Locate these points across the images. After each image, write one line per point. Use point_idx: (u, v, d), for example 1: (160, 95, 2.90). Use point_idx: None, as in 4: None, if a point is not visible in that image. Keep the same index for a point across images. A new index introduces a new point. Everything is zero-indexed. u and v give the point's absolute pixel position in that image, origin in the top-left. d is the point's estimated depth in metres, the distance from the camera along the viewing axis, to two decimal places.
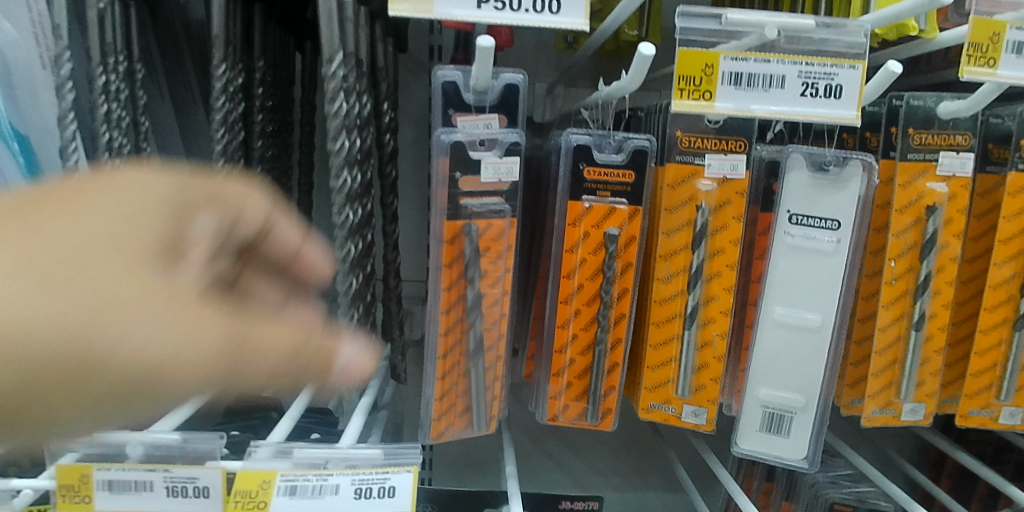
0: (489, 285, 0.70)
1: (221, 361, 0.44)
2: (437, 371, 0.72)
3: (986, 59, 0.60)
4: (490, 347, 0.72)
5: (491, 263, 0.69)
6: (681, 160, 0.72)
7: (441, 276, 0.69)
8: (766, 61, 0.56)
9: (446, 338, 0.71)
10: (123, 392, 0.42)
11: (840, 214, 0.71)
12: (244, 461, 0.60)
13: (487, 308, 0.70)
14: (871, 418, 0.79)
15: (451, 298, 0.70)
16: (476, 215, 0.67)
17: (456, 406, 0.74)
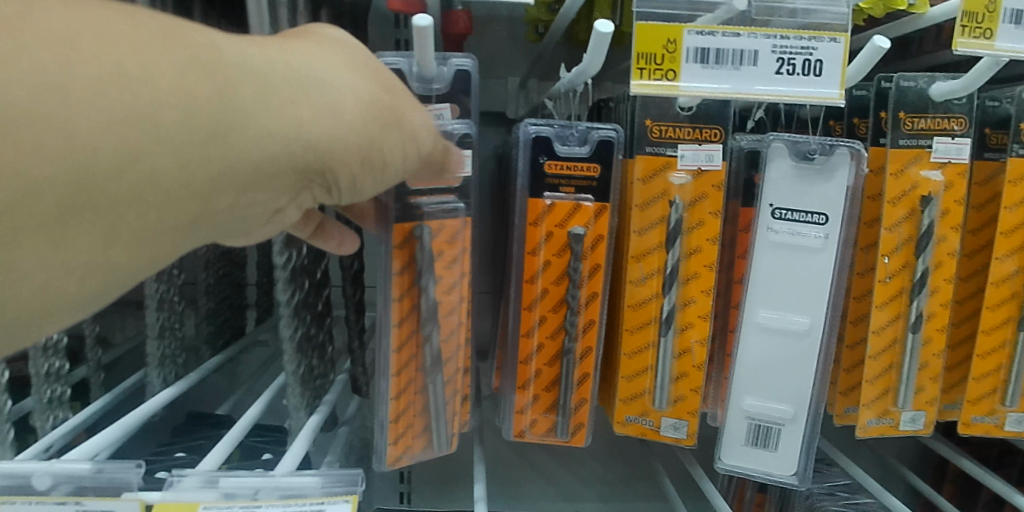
0: (445, 293, 0.64)
1: (424, 158, 0.49)
2: (391, 390, 0.65)
3: (983, 30, 0.54)
4: (450, 361, 0.66)
5: (445, 269, 0.63)
6: (651, 151, 0.65)
7: (394, 283, 0.62)
8: (737, 35, 0.50)
9: (400, 353, 0.65)
10: (369, 159, 0.44)
11: (827, 207, 0.65)
12: (165, 491, 0.54)
13: (444, 317, 0.64)
14: (867, 428, 0.72)
15: (402, 308, 0.63)
16: (430, 216, 0.61)
17: (413, 425, 0.67)
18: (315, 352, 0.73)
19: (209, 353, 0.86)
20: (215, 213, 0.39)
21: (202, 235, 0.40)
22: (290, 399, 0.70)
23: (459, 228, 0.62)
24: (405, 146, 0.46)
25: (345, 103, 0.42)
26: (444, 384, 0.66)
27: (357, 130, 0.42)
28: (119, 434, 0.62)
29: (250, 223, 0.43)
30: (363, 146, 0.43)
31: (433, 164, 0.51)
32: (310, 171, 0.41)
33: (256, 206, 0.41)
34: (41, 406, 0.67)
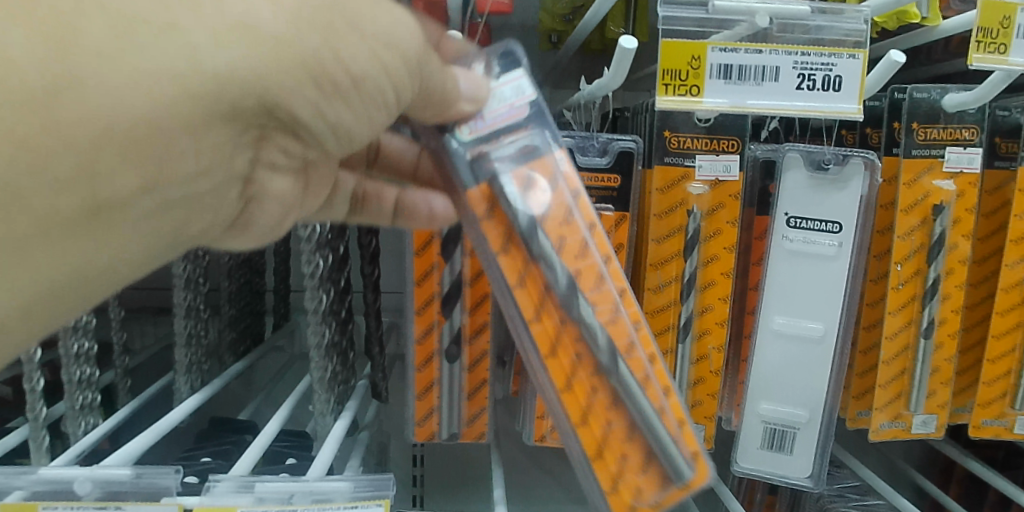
0: (569, 263, 0.44)
1: (420, 84, 0.42)
2: (571, 421, 0.44)
3: (998, 45, 0.56)
4: (629, 365, 0.44)
5: (555, 229, 0.44)
6: (670, 162, 0.67)
7: (502, 263, 0.44)
8: (760, 52, 0.52)
9: (553, 368, 0.44)
10: (317, 72, 0.39)
11: (841, 215, 0.67)
12: (203, 497, 0.56)
13: (597, 293, 0.44)
14: (881, 431, 0.74)
15: (528, 300, 0.44)
16: (510, 162, 0.44)
17: (661, 477, 0.43)
18: (339, 358, 0.75)
19: (232, 359, 0.87)
20: (141, 194, 0.38)
21: (160, 217, 0.41)
22: (317, 405, 0.71)
23: (552, 161, 0.45)
24: (369, 49, 0.40)
25: (263, 15, 0.36)
26: (647, 398, 0.43)
27: (289, 44, 0.37)
28: (154, 439, 0.64)
29: (223, 197, 0.44)
30: (303, 72, 0.38)
31: (432, 97, 0.43)
32: (244, 114, 0.38)
33: (200, 176, 0.40)
34: (73, 411, 0.69)
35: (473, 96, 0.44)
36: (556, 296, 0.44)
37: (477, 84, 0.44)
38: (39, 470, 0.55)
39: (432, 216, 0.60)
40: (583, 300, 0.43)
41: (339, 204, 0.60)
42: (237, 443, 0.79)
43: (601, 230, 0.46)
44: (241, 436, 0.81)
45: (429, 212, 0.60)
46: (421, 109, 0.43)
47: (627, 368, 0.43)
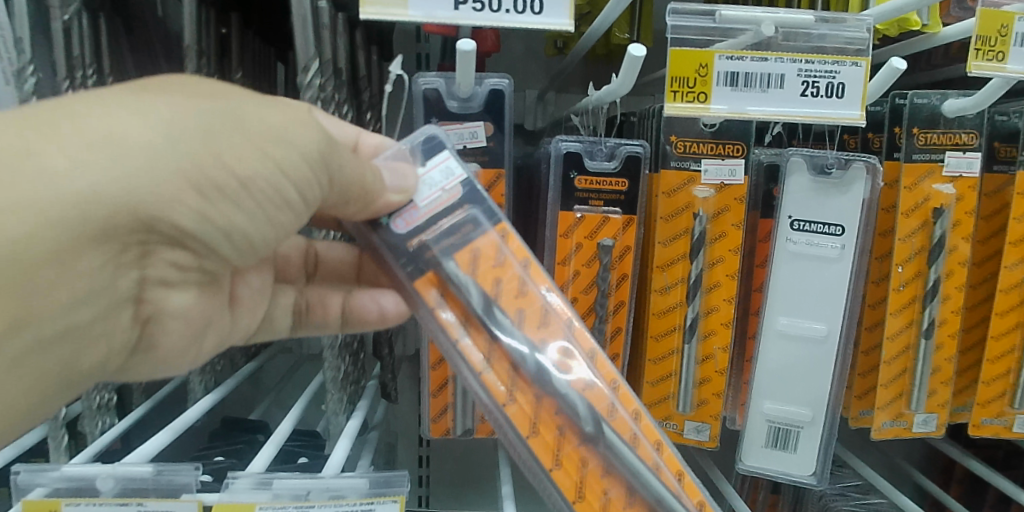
0: (532, 334, 0.49)
1: (338, 182, 0.45)
2: (567, 494, 0.48)
3: (996, 52, 0.57)
4: (610, 423, 0.49)
5: (513, 306, 0.49)
6: (676, 167, 0.68)
7: (466, 351, 0.49)
8: (765, 60, 0.53)
9: (537, 446, 0.48)
10: (200, 176, 0.40)
11: (844, 218, 0.68)
12: (223, 493, 0.57)
13: (562, 361, 0.49)
14: (883, 430, 0.75)
15: (498, 384, 0.48)
16: (451, 249, 0.50)
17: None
18: (351, 358, 0.77)
19: (243, 359, 0.89)
20: (12, 333, 0.38)
21: (45, 354, 0.41)
22: (330, 404, 0.72)
23: (498, 239, 0.50)
24: (256, 148, 0.41)
25: (130, 133, 0.38)
26: (632, 450, 0.49)
27: (166, 156, 0.39)
28: (172, 438, 0.66)
29: (115, 322, 0.44)
30: (196, 177, 0.39)
31: (353, 191, 0.46)
32: (119, 234, 0.39)
33: (78, 307, 0.41)
34: (90, 410, 0.70)
35: (400, 187, 0.49)
36: (526, 373, 0.48)
37: (402, 175, 0.49)
38: (62, 466, 0.57)
39: (384, 316, 0.61)
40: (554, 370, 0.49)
41: (281, 317, 0.61)
42: (250, 443, 0.80)
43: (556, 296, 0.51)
44: (253, 435, 0.82)
45: (379, 313, 0.60)
46: (348, 203, 0.47)
47: (609, 425, 0.48)
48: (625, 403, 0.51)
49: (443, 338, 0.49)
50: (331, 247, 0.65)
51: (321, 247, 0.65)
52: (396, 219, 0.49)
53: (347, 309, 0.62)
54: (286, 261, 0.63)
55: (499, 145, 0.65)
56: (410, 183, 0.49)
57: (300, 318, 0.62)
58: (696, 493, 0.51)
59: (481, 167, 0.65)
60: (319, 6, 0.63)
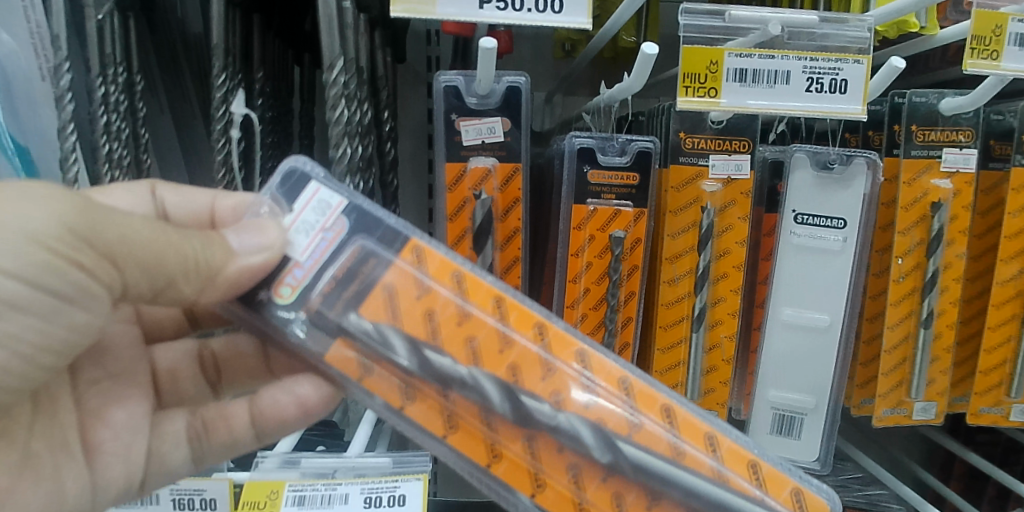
0: (492, 367, 0.49)
1: (139, 262, 0.44)
2: None
3: (991, 52, 0.60)
4: (625, 439, 0.49)
5: (460, 343, 0.50)
6: (685, 162, 0.71)
7: (426, 420, 0.49)
8: (772, 57, 0.56)
9: (546, 502, 0.49)
10: None
11: (845, 212, 0.71)
12: (252, 473, 0.59)
13: (541, 387, 0.49)
14: (883, 418, 0.78)
15: (478, 446, 0.49)
16: (354, 303, 0.49)
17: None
18: None
19: None
20: None
21: None
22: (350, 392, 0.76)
23: (416, 267, 0.51)
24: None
25: None
26: (665, 459, 0.48)
27: None
28: None
29: None
30: None
31: (169, 267, 0.45)
32: None
33: None
34: None
35: (257, 246, 0.47)
36: (501, 420, 0.49)
37: (263, 233, 0.48)
38: None
39: (304, 406, 0.55)
40: (528, 398, 0.49)
41: (171, 448, 0.56)
42: None
43: (507, 315, 0.51)
44: None
45: (298, 403, 0.55)
46: (179, 280, 0.46)
47: (624, 441, 0.48)
48: (640, 408, 0.50)
49: (397, 415, 0.49)
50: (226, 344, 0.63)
51: (215, 346, 0.62)
52: (278, 286, 0.49)
53: (253, 412, 0.57)
54: (176, 375, 0.61)
55: (516, 140, 0.68)
56: (277, 238, 0.48)
57: (199, 437, 0.57)
58: (785, 488, 0.50)
59: (498, 161, 0.68)
60: (343, 6, 0.66)
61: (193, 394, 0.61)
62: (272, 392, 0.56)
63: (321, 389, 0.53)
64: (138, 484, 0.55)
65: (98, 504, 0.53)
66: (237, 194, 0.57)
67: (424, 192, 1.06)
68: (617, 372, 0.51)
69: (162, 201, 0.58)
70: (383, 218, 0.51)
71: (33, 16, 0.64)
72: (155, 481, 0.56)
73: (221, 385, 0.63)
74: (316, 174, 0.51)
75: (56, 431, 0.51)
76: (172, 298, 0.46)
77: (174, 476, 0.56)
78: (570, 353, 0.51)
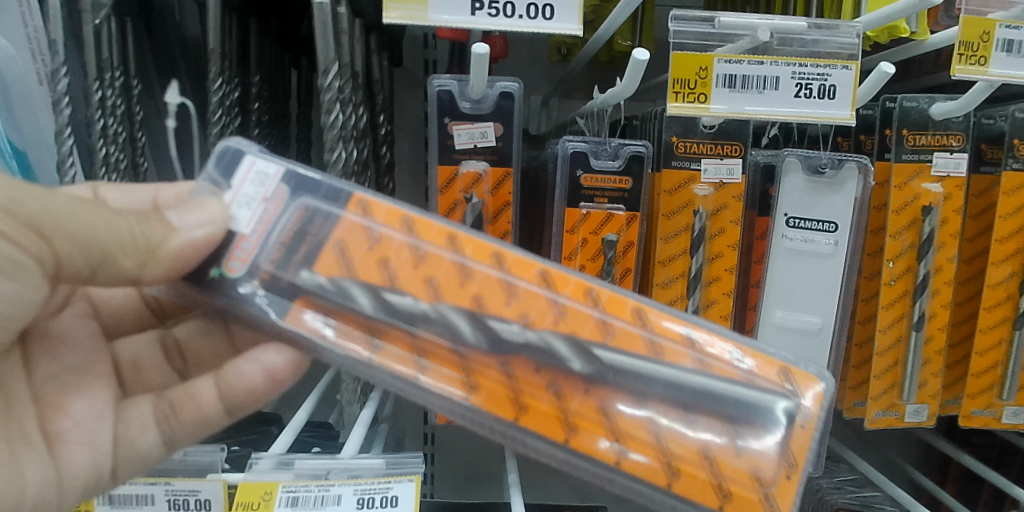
0: (456, 299, 0.48)
1: (70, 235, 0.44)
2: (607, 459, 0.46)
3: (978, 57, 0.61)
4: (601, 345, 0.47)
5: (418, 284, 0.48)
6: (677, 166, 0.72)
7: (395, 361, 0.47)
8: (761, 63, 0.57)
9: (532, 423, 0.46)
10: None
11: (836, 215, 0.72)
12: (246, 474, 0.60)
13: (512, 310, 0.48)
14: (875, 420, 0.78)
15: (453, 380, 0.47)
16: (308, 260, 0.48)
17: (741, 414, 0.46)
18: None
19: None
20: None
21: None
22: (345, 393, 0.76)
23: (363, 216, 0.50)
24: None
25: None
26: (647, 357, 0.47)
27: None
28: None
29: None
30: None
31: (103, 239, 0.44)
32: None
33: None
34: None
35: (198, 221, 0.47)
36: (474, 352, 0.47)
37: (205, 210, 0.47)
38: None
39: (272, 373, 0.54)
40: (495, 320, 0.47)
41: (139, 432, 0.55)
42: (264, 434, 0.81)
43: (461, 243, 0.49)
44: (267, 427, 0.82)
45: (266, 372, 0.54)
46: (115, 252, 0.45)
47: (601, 348, 0.47)
48: (613, 315, 0.48)
49: (365, 363, 0.47)
50: (189, 331, 0.62)
51: (179, 333, 0.62)
52: (229, 262, 0.48)
53: (219, 384, 0.55)
54: (139, 364, 0.60)
55: (509, 144, 0.69)
56: (218, 213, 0.47)
57: (167, 419, 0.56)
58: (775, 367, 0.48)
59: (490, 165, 0.69)
60: (338, 11, 0.67)
61: (159, 381, 0.60)
62: (235, 362, 0.55)
63: (285, 353, 0.53)
64: (108, 473, 0.54)
65: (66, 498, 0.51)
66: (182, 187, 0.56)
67: (420, 196, 1.07)
68: (582, 284, 0.49)
69: (105, 199, 0.57)
70: (320, 179, 0.50)
71: (30, 21, 0.65)
72: (127, 467, 0.55)
73: (189, 370, 0.62)
74: (249, 149, 0.51)
75: (13, 423, 0.50)
76: (114, 274, 0.46)
77: (146, 461, 0.55)
78: (533, 275, 0.49)
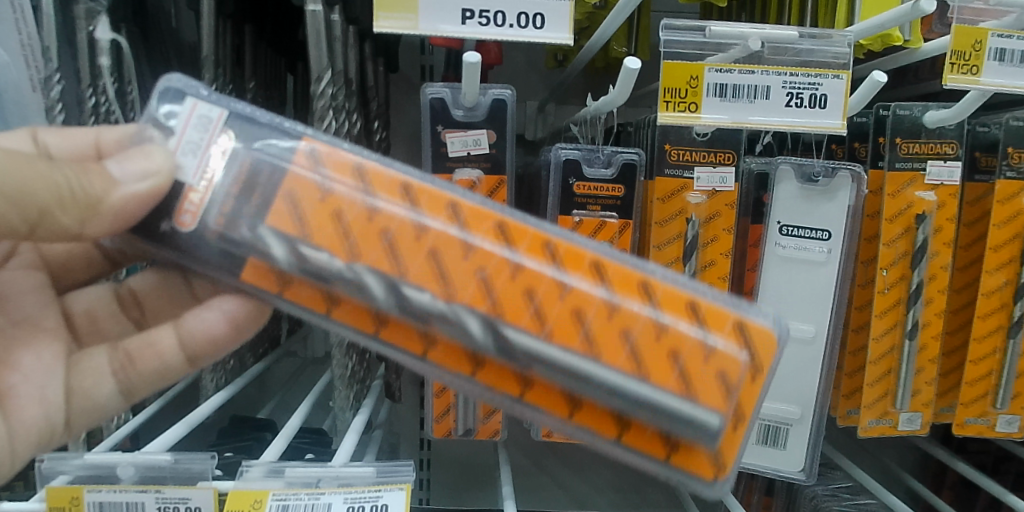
0: (410, 255, 0.47)
1: (6, 193, 0.43)
2: (558, 411, 0.48)
3: (970, 66, 0.61)
4: (554, 301, 0.47)
5: (374, 239, 0.48)
6: (670, 174, 0.72)
7: (354, 321, 0.48)
8: (752, 72, 0.57)
9: (488, 378, 0.48)
10: None
11: (830, 224, 0.72)
12: (236, 481, 0.59)
13: (467, 265, 0.47)
14: (868, 428, 0.78)
15: (410, 337, 0.48)
16: (257, 216, 0.48)
17: (691, 372, 0.46)
18: (358, 357, 0.80)
19: (252, 360, 0.90)
20: None
21: None
22: (338, 399, 0.76)
23: (316, 169, 0.49)
24: None
25: None
26: (601, 314, 0.47)
27: None
28: (186, 432, 0.68)
29: None
30: None
31: (41, 195, 0.44)
32: None
33: None
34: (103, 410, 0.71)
35: (141, 173, 0.47)
36: (427, 309, 0.47)
37: (148, 160, 0.47)
38: (85, 455, 0.59)
39: (234, 320, 0.53)
40: (447, 276, 0.47)
41: (94, 383, 0.56)
42: (258, 439, 0.80)
43: (415, 195, 0.49)
44: (262, 433, 0.82)
45: (227, 319, 0.53)
46: (54, 209, 0.45)
47: (554, 305, 0.47)
48: (568, 270, 0.48)
49: (326, 320, 0.48)
50: (144, 281, 0.60)
51: (134, 283, 0.60)
52: (179, 214, 0.49)
53: (181, 334, 0.55)
54: (95, 316, 0.60)
55: (502, 152, 0.69)
56: (163, 164, 0.47)
57: (123, 369, 0.56)
58: (728, 322, 0.47)
59: (484, 173, 0.69)
60: (332, 18, 0.67)
61: (116, 331, 0.60)
62: (197, 312, 0.54)
63: (244, 302, 0.52)
64: (63, 424, 0.55)
65: (19, 451, 0.53)
66: (120, 126, 0.53)
67: None
68: (539, 237, 0.49)
69: (45, 146, 0.55)
70: (265, 128, 0.50)
71: (24, 27, 0.65)
72: (81, 419, 0.56)
73: (147, 320, 0.61)
74: (193, 92, 0.51)
75: None
76: (53, 230, 0.46)
77: (103, 410, 0.57)
78: (488, 228, 0.49)
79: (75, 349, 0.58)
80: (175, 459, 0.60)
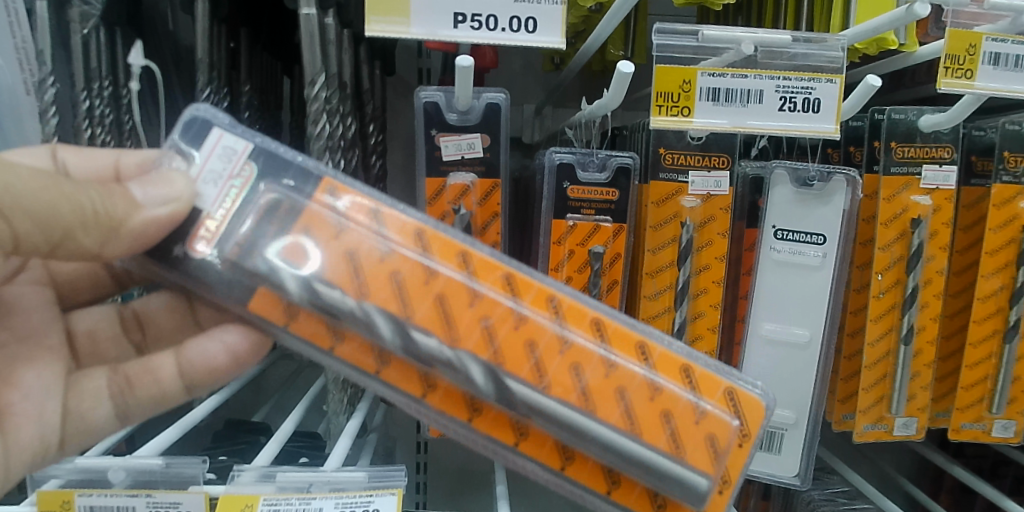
0: (418, 300, 0.48)
1: (30, 214, 0.42)
2: (551, 463, 0.49)
3: (964, 70, 0.61)
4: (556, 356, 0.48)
5: (383, 281, 0.48)
6: (664, 178, 0.72)
7: (355, 359, 0.49)
8: (745, 76, 0.57)
9: (484, 425, 0.49)
10: None
11: (824, 228, 0.71)
12: (228, 485, 0.59)
13: (474, 315, 0.48)
14: (864, 433, 0.77)
15: (411, 379, 0.49)
16: (271, 249, 0.48)
17: (682, 434, 0.48)
18: None
19: None
20: None
21: None
22: (332, 403, 0.75)
23: (330, 209, 0.49)
24: None
25: None
26: (600, 370, 0.48)
27: None
28: (179, 434, 0.68)
29: None
30: None
31: (65, 217, 0.43)
32: None
33: None
34: None
35: (162, 198, 0.46)
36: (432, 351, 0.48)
37: (169, 186, 0.47)
38: (75, 459, 0.59)
39: (234, 352, 0.53)
40: (453, 323, 0.48)
41: (92, 405, 0.55)
42: (252, 443, 0.80)
43: (426, 244, 0.50)
44: (256, 437, 0.82)
45: (227, 351, 0.53)
46: (77, 231, 0.44)
47: (556, 359, 0.48)
48: (570, 327, 0.49)
49: (328, 356, 0.49)
50: (150, 304, 0.60)
51: (138, 306, 0.60)
52: (192, 241, 0.48)
53: (180, 363, 0.55)
54: (96, 336, 0.59)
55: (497, 155, 0.69)
56: (184, 190, 0.47)
57: (122, 393, 0.56)
58: (718, 389, 0.50)
59: (478, 177, 0.69)
60: (326, 22, 0.67)
61: (114, 354, 0.60)
62: (199, 343, 0.54)
63: (248, 333, 0.52)
64: (56, 445, 0.54)
65: (13, 472, 0.52)
66: (142, 151, 0.53)
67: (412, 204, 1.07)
68: (544, 291, 0.50)
69: (61, 162, 0.54)
70: (286, 164, 0.50)
71: (18, 31, 0.65)
72: (74, 440, 0.55)
73: (147, 344, 0.61)
74: (218, 121, 0.50)
75: None
76: (73, 252, 0.45)
77: (97, 433, 0.56)
78: (496, 279, 0.50)
79: (74, 370, 0.57)
80: (166, 463, 0.59)
